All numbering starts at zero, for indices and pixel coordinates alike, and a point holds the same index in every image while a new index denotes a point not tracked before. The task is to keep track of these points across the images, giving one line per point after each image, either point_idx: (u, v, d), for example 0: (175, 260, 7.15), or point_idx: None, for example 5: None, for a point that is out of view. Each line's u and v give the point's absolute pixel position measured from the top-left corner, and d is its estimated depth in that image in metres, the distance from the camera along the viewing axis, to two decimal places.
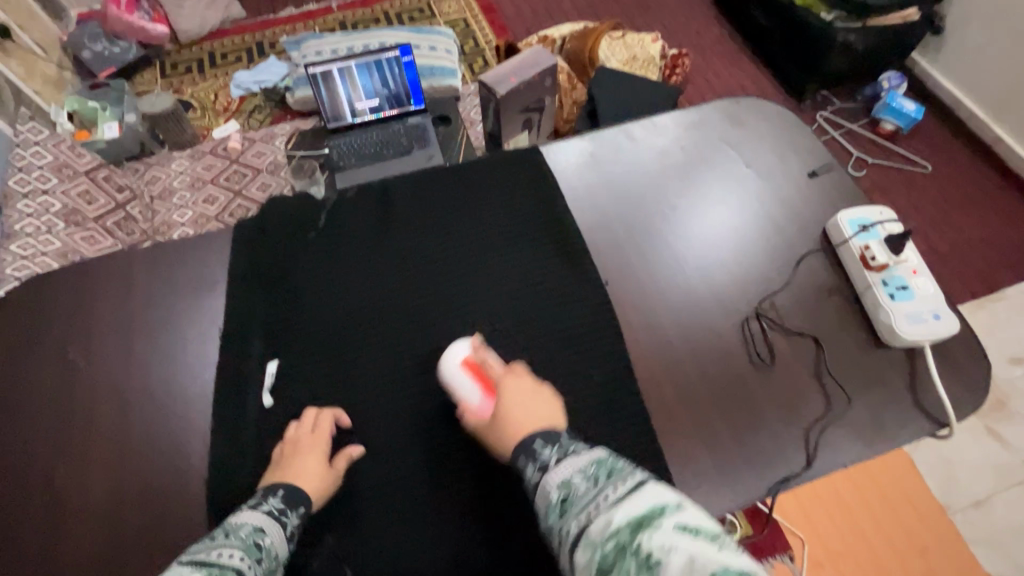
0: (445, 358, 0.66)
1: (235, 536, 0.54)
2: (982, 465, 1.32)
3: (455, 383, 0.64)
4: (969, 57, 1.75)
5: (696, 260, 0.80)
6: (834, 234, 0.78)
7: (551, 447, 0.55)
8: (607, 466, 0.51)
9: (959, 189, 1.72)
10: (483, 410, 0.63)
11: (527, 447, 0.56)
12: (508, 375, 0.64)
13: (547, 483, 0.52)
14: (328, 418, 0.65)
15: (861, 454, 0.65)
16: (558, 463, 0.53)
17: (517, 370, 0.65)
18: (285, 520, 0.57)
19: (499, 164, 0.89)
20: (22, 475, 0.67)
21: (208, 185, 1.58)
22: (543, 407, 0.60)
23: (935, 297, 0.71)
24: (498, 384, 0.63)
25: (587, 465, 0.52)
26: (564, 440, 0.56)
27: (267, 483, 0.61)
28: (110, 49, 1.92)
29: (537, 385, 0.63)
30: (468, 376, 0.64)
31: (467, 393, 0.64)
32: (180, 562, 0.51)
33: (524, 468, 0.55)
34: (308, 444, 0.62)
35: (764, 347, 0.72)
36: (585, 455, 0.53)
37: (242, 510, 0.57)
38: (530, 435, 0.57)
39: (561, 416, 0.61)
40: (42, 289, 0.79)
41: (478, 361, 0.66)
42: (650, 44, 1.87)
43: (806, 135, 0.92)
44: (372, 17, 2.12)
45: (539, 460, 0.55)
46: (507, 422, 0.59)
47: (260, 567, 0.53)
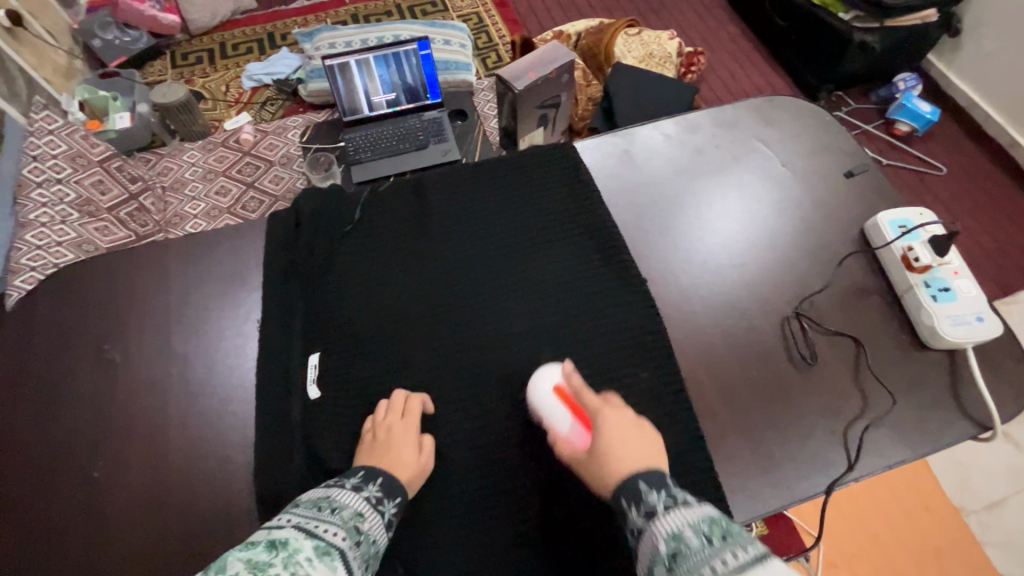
0: (535, 382, 0.66)
1: (338, 515, 0.56)
2: (996, 468, 1.30)
3: (546, 411, 0.64)
4: (984, 60, 1.74)
5: (734, 259, 0.79)
6: (875, 237, 0.78)
7: (659, 494, 0.53)
8: (722, 527, 0.48)
9: (974, 192, 1.72)
10: (577, 440, 0.62)
11: (629, 489, 0.54)
12: (605, 407, 0.62)
13: (655, 532, 0.50)
14: (418, 403, 0.66)
15: (903, 456, 0.65)
16: (667, 513, 0.50)
17: (613, 401, 0.64)
18: (381, 508, 0.59)
19: (534, 160, 0.88)
20: (64, 466, 0.69)
21: (220, 176, 1.56)
22: (641, 445, 0.59)
23: (978, 299, 0.71)
24: (594, 416, 0.62)
25: (699, 521, 0.49)
26: (672, 488, 0.53)
27: (365, 467, 0.62)
28: (121, 38, 1.91)
29: (635, 419, 0.62)
30: (558, 402, 0.64)
31: (558, 420, 0.63)
32: (291, 522, 0.53)
33: (626, 510, 0.53)
34: (400, 427, 0.63)
35: (805, 348, 0.72)
36: (695, 508, 0.50)
37: (343, 489, 0.59)
38: (631, 476, 0.55)
39: (662, 457, 0.58)
40: (79, 285, 0.81)
41: (570, 388, 0.65)
42: (667, 41, 1.85)
43: (841, 135, 0.91)
44: (384, 10, 2.10)
45: (645, 506, 0.52)
46: (605, 458, 0.58)
47: (360, 550, 0.54)
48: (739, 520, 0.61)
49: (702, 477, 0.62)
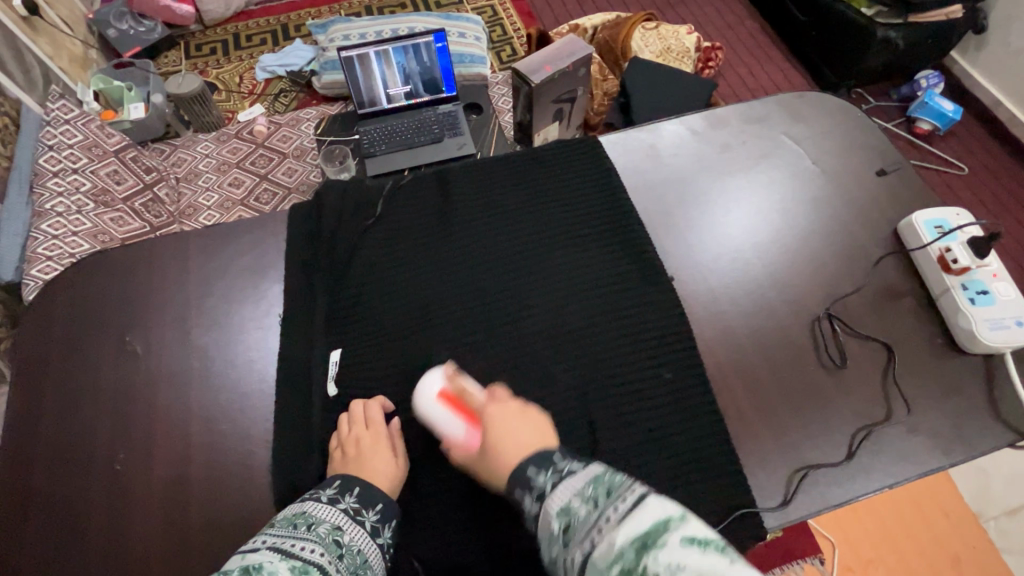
0: (419, 393, 0.64)
1: (315, 532, 0.55)
2: (1018, 475, 1.26)
3: (434, 419, 0.63)
4: (1010, 57, 1.69)
5: (763, 258, 0.78)
6: (910, 239, 0.76)
7: (547, 472, 0.52)
8: (605, 482, 0.47)
9: (997, 193, 1.68)
10: (469, 441, 0.61)
11: (521, 477, 0.53)
12: (489, 403, 0.61)
13: (546, 511, 0.48)
14: (376, 406, 0.66)
15: (937, 465, 0.63)
16: (556, 489, 0.49)
17: (497, 395, 0.63)
18: (362, 518, 0.58)
19: (558, 156, 0.87)
20: (86, 456, 0.69)
21: (233, 168, 1.55)
22: (530, 431, 0.58)
23: (1016, 303, 0.69)
24: (479, 414, 0.61)
25: (584, 485, 0.48)
26: (558, 462, 0.53)
27: (344, 477, 0.62)
28: (135, 29, 1.89)
29: (520, 407, 0.62)
30: (445, 408, 0.63)
31: (449, 426, 0.62)
32: (265, 545, 0.52)
33: (522, 499, 0.52)
34: (370, 438, 0.63)
35: (837, 350, 0.70)
36: (581, 473, 0.49)
37: (319, 503, 0.58)
38: (521, 463, 0.54)
39: (551, 438, 0.58)
40: (100, 274, 0.80)
41: (453, 391, 0.64)
42: (685, 35, 1.81)
43: (872, 132, 0.89)
44: (398, 2, 2.08)
45: (536, 490, 0.51)
46: (497, 452, 0.57)
47: (342, 563, 0.54)
48: (769, 526, 0.60)
49: (730, 482, 0.61)
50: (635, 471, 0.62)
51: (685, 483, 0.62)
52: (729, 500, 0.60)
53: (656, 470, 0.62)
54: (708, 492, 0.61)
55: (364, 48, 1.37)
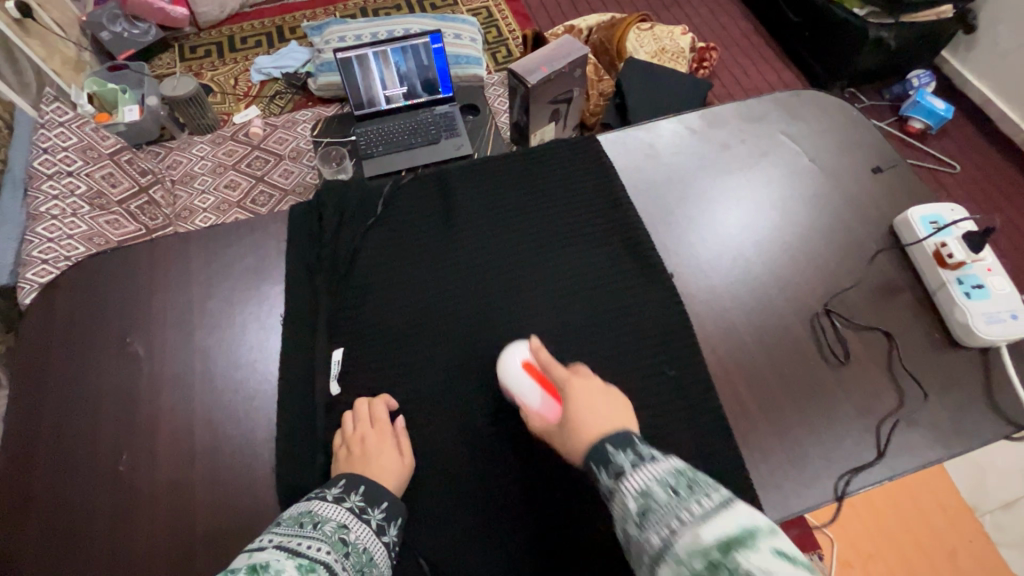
0: (504, 361, 0.65)
1: (321, 530, 0.55)
2: (1011, 468, 1.28)
3: (515, 387, 0.63)
4: (1000, 57, 1.71)
5: (762, 254, 0.78)
6: (906, 234, 0.77)
7: (627, 453, 0.50)
8: (688, 476, 0.46)
9: (988, 190, 1.69)
10: (548, 413, 0.60)
11: (599, 453, 0.51)
12: (572, 378, 0.60)
13: (623, 491, 0.47)
14: (381, 405, 0.66)
15: (936, 457, 0.64)
16: (635, 471, 0.48)
17: (581, 372, 0.62)
18: (367, 517, 0.58)
19: (558, 155, 0.87)
20: (89, 458, 0.68)
21: (230, 170, 1.55)
22: (611, 411, 0.56)
23: (1012, 297, 0.70)
24: (561, 386, 0.60)
25: (666, 473, 0.46)
26: (638, 445, 0.50)
27: (349, 475, 0.62)
28: (129, 31, 1.88)
29: (604, 387, 0.60)
30: (528, 378, 0.63)
31: (530, 396, 0.62)
32: (272, 542, 0.52)
33: (596, 474, 0.50)
34: (374, 436, 0.63)
35: (837, 344, 0.71)
36: (663, 461, 0.48)
37: (325, 501, 0.59)
38: (600, 440, 0.52)
39: (629, 421, 0.56)
40: (100, 276, 0.80)
41: (538, 363, 0.64)
42: (679, 36, 1.83)
43: (867, 130, 0.90)
44: (393, 4, 2.09)
45: (613, 467, 0.49)
46: (576, 426, 0.55)
47: (349, 561, 0.54)
48: (772, 519, 0.60)
49: (734, 476, 0.62)
50: None
51: None
52: (731, 494, 0.61)
53: None
54: None
55: (362, 49, 1.36)
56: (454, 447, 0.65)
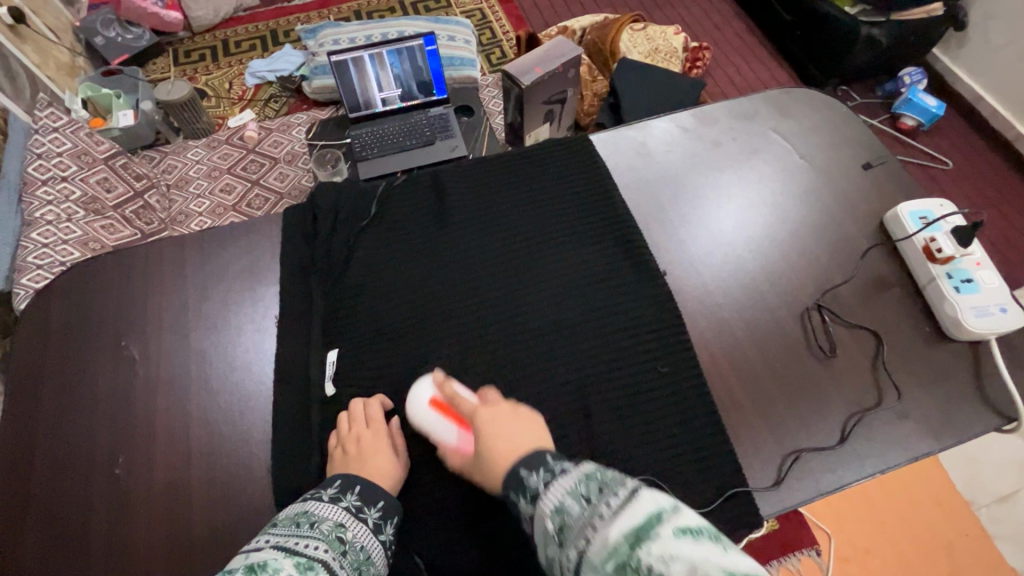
0: (410, 401, 0.66)
1: (318, 529, 0.55)
2: (1006, 462, 1.28)
3: (428, 425, 0.64)
4: (991, 54, 1.72)
5: (753, 251, 0.79)
6: (895, 230, 0.78)
7: (538, 472, 0.50)
8: (596, 479, 0.46)
9: (979, 186, 1.70)
10: (463, 446, 0.62)
11: (513, 480, 0.51)
12: (479, 407, 0.61)
13: (540, 513, 0.47)
14: (376, 405, 0.66)
15: (927, 450, 0.64)
16: (547, 488, 0.48)
17: (487, 397, 0.63)
18: (364, 515, 0.58)
19: (551, 154, 0.88)
20: (84, 462, 0.68)
21: (224, 174, 1.55)
22: (520, 434, 0.57)
23: (1000, 291, 0.71)
24: (468, 418, 0.61)
25: (576, 483, 0.46)
26: (549, 461, 0.51)
27: (344, 475, 0.62)
28: (123, 36, 1.88)
29: (509, 409, 0.60)
30: (436, 415, 0.64)
31: (443, 432, 0.63)
32: (269, 543, 0.52)
33: (516, 501, 0.51)
34: (370, 436, 0.64)
35: (828, 340, 0.72)
36: (571, 471, 0.48)
37: (321, 502, 0.58)
38: (513, 467, 0.52)
39: (540, 439, 0.56)
40: (95, 280, 0.80)
41: (444, 398, 0.65)
42: (672, 36, 1.84)
43: (857, 127, 0.91)
44: (387, 7, 2.09)
45: (528, 490, 0.50)
46: (486, 455, 0.56)
47: (346, 560, 0.54)
48: (765, 513, 0.61)
49: (727, 472, 0.62)
50: (632, 463, 0.63)
51: (682, 474, 0.62)
52: (724, 489, 0.61)
53: (654, 460, 0.63)
54: (703, 481, 0.62)
55: (358, 52, 1.37)
56: None
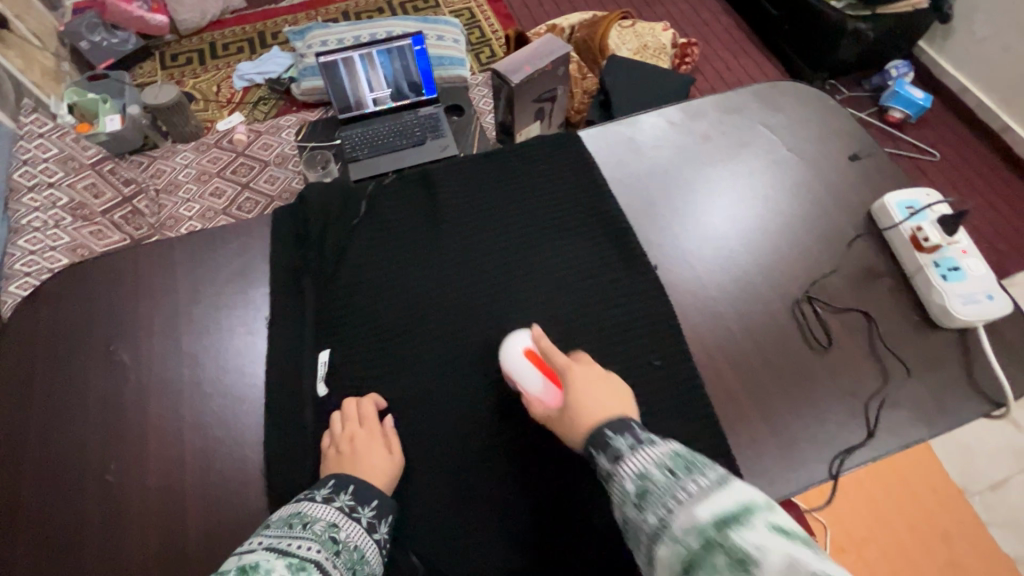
0: (505, 348, 0.66)
1: (311, 530, 0.55)
2: (998, 449, 1.30)
3: (515, 374, 0.64)
4: (976, 45, 1.73)
5: (744, 243, 0.79)
6: (883, 219, 0.79)
7: (625, 437, 0.51)
8: (685, 458, 0.47)
9: (967, 177, 1.71)
10: (549, 399, 0.61)
11: (598, 437, 0.52)
12: (574, 363, 0.61)
13: (621, 475, 0.48)
14: (370, 404, 0.66)
15: (919, 437, 0.65)
16: (633, 453, 0.49)
17: (582, 359, 0.63)
18: (358, 515, 0.58)
19: (541, 150, 0.88)
20: (77, 468, 0.68)
21: (215, 177, 1.54)
22: (610, 397, 0.57)
23: (987, 278, 0.72)
24: (561, 372, 0.61)
25: (664, 456, 0.48)
26: (637, 430, 0.52)
27: (338, 475, 0.62)
28: (109, 40, 1.86)
29: (603, 374, 0.61)
30: (528, 364, 0.64)
31: (529, 382, 0.63)
32: (263, 544, 0.52)
33: (596, 459, 0.52)
34: (363, 436, 0.63)
35: (818, 330, 0.72)
36: (660, 445, 0.49)
37: (314, 502, 0.58)
38: (599, 426, 0.54)
39: (628, 408, 0.57)
40: (83, 285, 0.79)
41: (539, 350, 0.65)
42: (660, 32, 1.84)
43: (845, 118, 0.91)
44: (376, 7, 2.09)
45: (612, 451, 0.51)
46: (577, 412, 0.56)
47: (340, 559, 0.54)
48: None
49: (721, 463, 0.62)
50: None
51: None
52: None
53: None
54: None
55: (349, 52, 1.37)
56: (443, 445, 0.65)
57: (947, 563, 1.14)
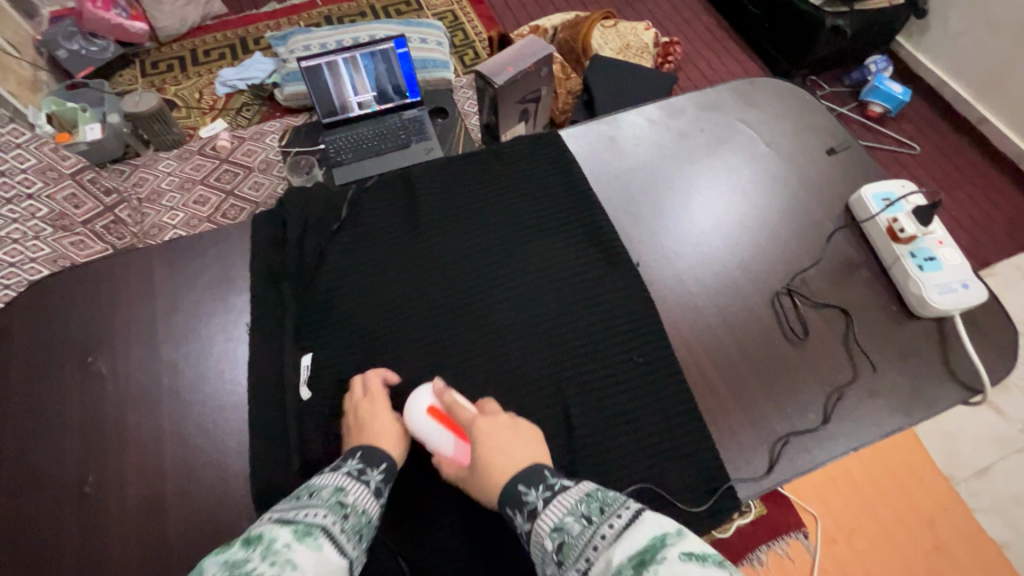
0: (407, 408, 0.63)
1: (319, 497, 0.54)
2: (982, 436, 1.32)
3: (423, 434, 0.62)
4: (952, 39, 1.76)
5: (724, 239, 0.80)
6: (860, 211, 0.80)
7: (538, 489, 0.54)
8: (599, 500, 0.50)
9: (947, 168, 1.73)
10: (459, 456, 0.61)
11: (512, 496, 0.54)
12: (478, 418, 0.60)
13: (539, 531, 0.50)
14: (375, 377, 0.66)
15: (898, 426, 0.66)
16: (547, 507, 0.51)
17: (488, 408, 0.62)
18: (366, 478, 0.58)
19: (522, 151, 0.88)
20: (56, 481, 0.67)
21: (198, 185, 1.53)
22: (517, 448, 0.58)
23: (963, 267, 0.73)
24: (468, 429, 0.60)
25: (577, 502, 0.50)
26: (548, 478, 0.55)
27: (348, 447, 0.62)
28: (87, 48, 1.83)
29: (510, 422, 0.60)
30: (434, 423, 0.62)
31: (438, 442, 0.61)
32: (270, 518, 0.50)
33: (512, 517, 0.53)
34: (367, 407, 0.63)
35: (797, 322, 0.73)
36: (573, 491, 0.52)
37: (321, 473, 0.58)
38: (512, 479, 0.55)
39: (540, 453, 0.58)
40: (59, 295, 0.78)
41: (442, 405, 0.63)
42: (642, 32, 1.85)
43: (821, 114, 0.92)
44: (358, 11, 2.08)
45: (526, 507, 0.53)
46: (487, 470, 0.57)
47: (349, 522, 0.53)
48: (744, 495, 0.62)
49: (704, 457, 0.63)
50: (612, 453, 0.63)
51: (660, 462, 0.63)
52: (704, 474, 0.62)
53: (633, 451, 0.63)
54: (682, 468, 0.62)
55: (334, 56, 1.35)
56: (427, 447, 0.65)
57: (935, 550, 1.15)
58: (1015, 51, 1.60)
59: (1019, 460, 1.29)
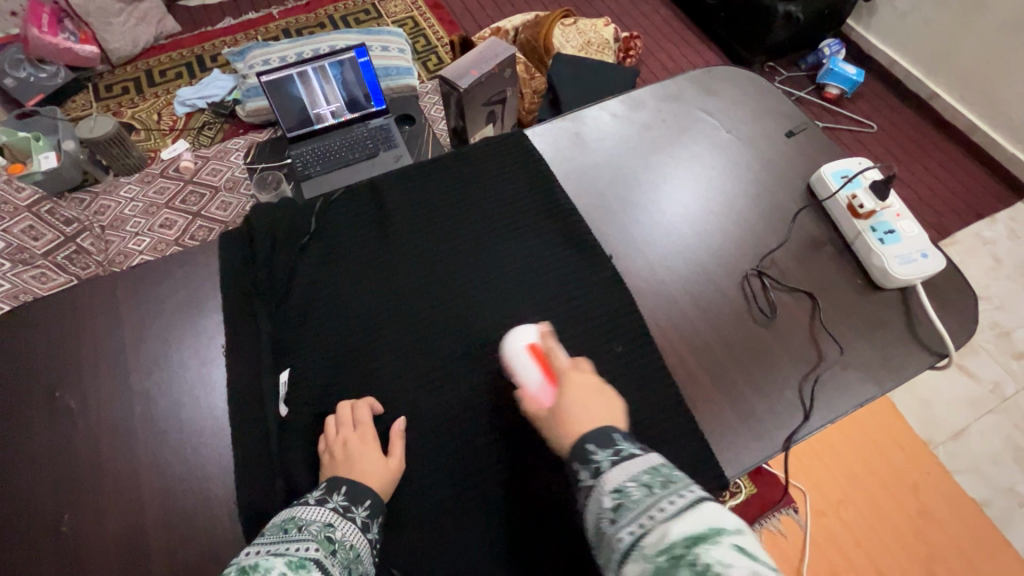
0: (509, 342, 0.66)
1: (307, 531, 0.55)
2: (956, 400, 1.36)
3: (517, 366, 0.64)
4: (900, 19, 1.82)
5: (693, 227, 0.81)
6: (821, 190, 0.82)
7: (606, 450, 0.52)
8: (663, 475, 0.48)
9: (904, 144, 1.79)
10: (543, 397, 0.60)
11: (581, 451, 0.52)
12: (574, 369, 0.61)
13: (600, 489, 0.49)
14: (365, 407, 0.65)
15: (871, 396, 0.68)
16: (613, 468, 0.50)
17: (582, 365, 0.63)
18: (352, 514, 0.58)
19: (488, 152, 0.88)
20: (29, 523, 0.64)
21: (163, 209, 1.49)
22: (602, 408, 0.57)
23: (922, 236, 0.75)
24: (562, 373, 0.61)
25: (643, 471, 0.49)
26: (617, 441, 0.53)
27: (328, 479, 0.61)
28: (36, 75, 1.77)
29: (598, 384, 0.60)
30: (531, 360, 0.64)
31: (528, 377, 0.63)
32: (256, 550, 0.52)
33: (577, 470, 0.52)
34: (357, 439, 0.62)
35: (764, 303, 0.74)
36: (639, 458, 0.50)
37: (306, 506, 0.58)
38: (584, 436, 0.53)
39: (620, 420, 0.57)
40: (20, 332, 0.75)
41: (543, 348, 0.65)
42: (602, 27, 1.87)
43: (777, 98, 0.95)
44: (317, 23, 2.06)
45: (592, 464, 0.51)
46: (563, 420, 0.56)
47: (337, 558, 0.54)
48: (730, 476, 0.63)
49: (689, 441, 0.64)
50: None
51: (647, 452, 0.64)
52: (691, 459, 0.63)
53: None
54: (669, 456, 0.63)
55: (304, 65, 1.33)
56: (414, 457, 0.65)
57: (920, 513, 1.19)
58: (959, 28, 1.66)
59: (991, 420, 1.34)
